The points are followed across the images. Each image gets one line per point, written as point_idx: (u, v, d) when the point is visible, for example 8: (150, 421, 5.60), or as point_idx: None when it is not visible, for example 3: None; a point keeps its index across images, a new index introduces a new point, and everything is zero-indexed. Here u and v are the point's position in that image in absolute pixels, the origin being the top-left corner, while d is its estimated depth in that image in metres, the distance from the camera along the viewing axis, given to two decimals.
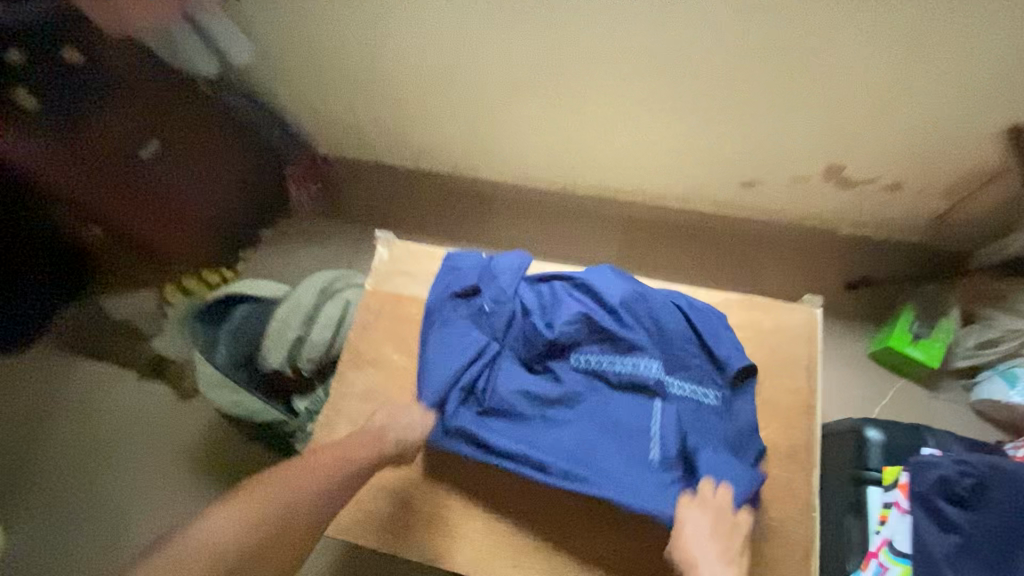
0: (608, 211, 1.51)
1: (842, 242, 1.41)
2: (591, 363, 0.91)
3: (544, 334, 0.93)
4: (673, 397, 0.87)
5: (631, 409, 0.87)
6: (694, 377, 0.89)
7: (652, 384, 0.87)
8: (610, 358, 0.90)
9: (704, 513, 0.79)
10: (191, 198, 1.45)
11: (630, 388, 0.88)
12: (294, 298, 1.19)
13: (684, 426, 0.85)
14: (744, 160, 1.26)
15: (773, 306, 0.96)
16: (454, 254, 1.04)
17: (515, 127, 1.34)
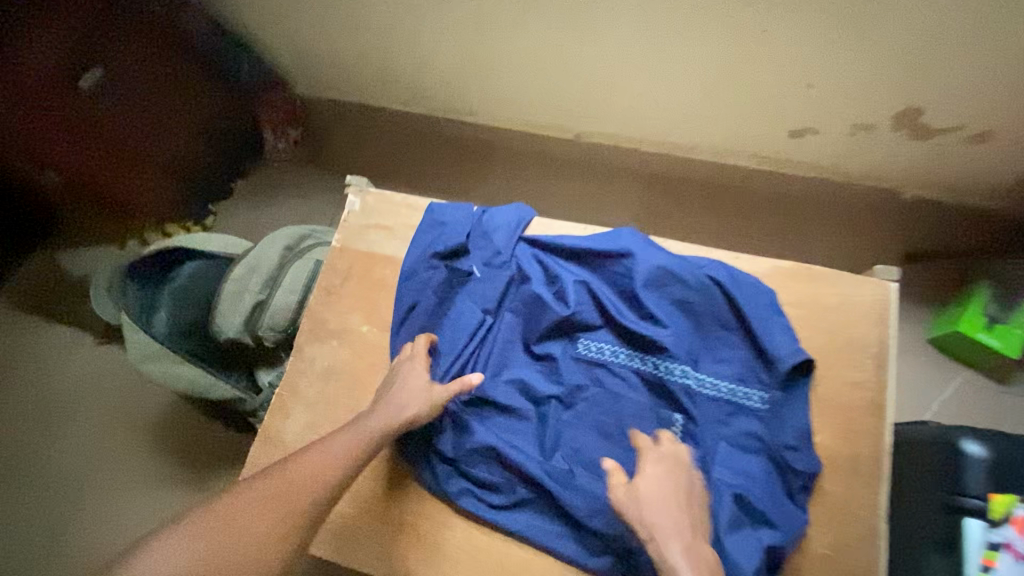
0: (629, 166, 1.30)
1: (905, 207, 1.19)
2: (599, 355, 0.75)
3: (544, 318, 0.76)
4: (698, 400, 0.72)
5: (645, 414, 0.72)
6: (730, 375, 0.72)
7: (675, 384, 0.72)
8: (622, 350, 0.75)
9: (664, 489, 0.62)
10: (151, 141, 1.25)
11: (646, 389, 0.73)
12: (254, 255, 1.01)
13: (713, 438, 0.70)
14: (794, 103, 1.04)
15: (834, 277, 0.77)
16: (436, 204, 0.85)
17: (518, 62, 1.13)
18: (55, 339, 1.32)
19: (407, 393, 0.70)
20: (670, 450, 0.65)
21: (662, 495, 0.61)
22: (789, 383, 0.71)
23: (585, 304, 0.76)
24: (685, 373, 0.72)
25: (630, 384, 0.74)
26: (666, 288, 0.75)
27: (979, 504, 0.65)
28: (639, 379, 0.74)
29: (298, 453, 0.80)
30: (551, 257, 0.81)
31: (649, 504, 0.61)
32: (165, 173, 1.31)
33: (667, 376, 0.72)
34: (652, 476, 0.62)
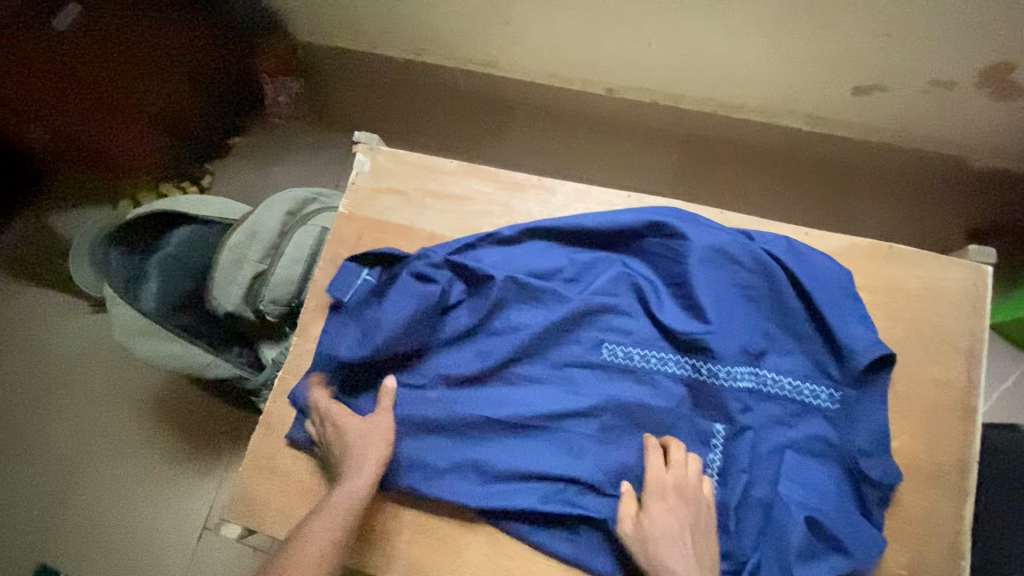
0: (665, 125, 1.17)
1: (973, 176, 1.06)
2: (634, 353, 0.65)
3: (569, 308, 0.66)
4: (755, 403, 0.62)
5: (690, 420, 0.62)
6: (786, 374, 0.62)
7: (728, 388, 0.62)
8: (661, 347, 0.64)
9: (679, 527, 0.57)
10: (140, 89, 1.13)
11: (688, 392, 0.63)
12: (253, 222, 0.91)
13: (772, 447, 0.61)
14: (865, 55, 0.91)
15: (923, 259, 0.66)
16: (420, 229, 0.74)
17: (547, 4, 0.99)
18: (43, 312, 1.23)
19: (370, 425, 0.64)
20: (675, 483, 0.58)
21: (670, 533, 0.56)
22: (863, 380, 0.62)
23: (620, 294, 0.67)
24: (738, 373, 0.62)
25: (670, 387, 0.63)
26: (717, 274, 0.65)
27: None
28: (679, 383, 0.63)
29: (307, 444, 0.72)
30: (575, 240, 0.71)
31: (658, 542, 0.56)
32: (156, 126, 1.18)
33: (717, 377, 0.62)
34: (663, 509, 0.57)
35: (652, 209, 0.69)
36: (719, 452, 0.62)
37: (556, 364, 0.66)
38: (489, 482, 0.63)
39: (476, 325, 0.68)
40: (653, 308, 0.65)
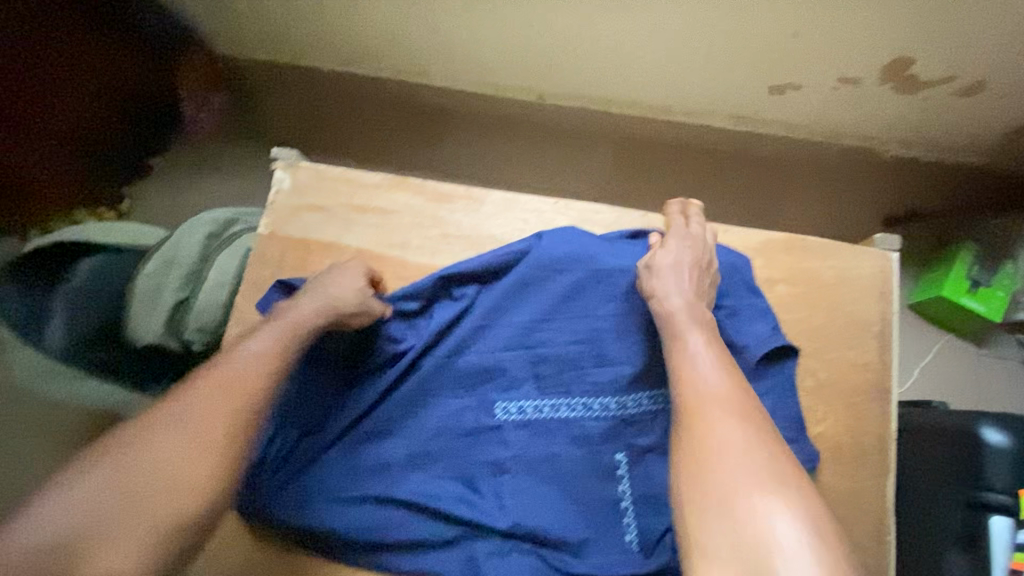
0: (598, 128, 1.19)
1: (884, 165, 1.13)
2: (535, 403, 0.66)
3: (475, 354, 0.67)
4: (654, 427, 0.65)
5: (594, 455, 0.64)
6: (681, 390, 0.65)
7: (633, 415, 0.65)
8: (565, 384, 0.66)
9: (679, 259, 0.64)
10: (51, 113, 1.02)
11: (591, 428, 0.65)
12: (169, 247, 0.86)
13: None
14: (776, 56, 0.94)
15: (837, 248, 0.69)
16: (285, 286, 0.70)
17: (471, 12, 0.99)
18: None
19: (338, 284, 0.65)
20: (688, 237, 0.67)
21: (674, 281, 0.63)
22: (763, 372, 0.64)
23: (523, 335, 0.68)
24: (641, 399, 0.65)
25: (577, 422, 0.65)
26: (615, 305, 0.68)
27: (1006, 500, 0.53)
28: (586, 419, 0.65)
29: None
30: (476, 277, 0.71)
31: (657, 271, 0.64)
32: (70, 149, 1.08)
33: (623, 408, 0.65)
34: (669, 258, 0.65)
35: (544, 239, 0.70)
36: (625, 480, 0.63)
37: (459, 414, 0.66)
38: (406, 530, 0.61)
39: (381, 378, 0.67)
40: (555, 349, 0.67)
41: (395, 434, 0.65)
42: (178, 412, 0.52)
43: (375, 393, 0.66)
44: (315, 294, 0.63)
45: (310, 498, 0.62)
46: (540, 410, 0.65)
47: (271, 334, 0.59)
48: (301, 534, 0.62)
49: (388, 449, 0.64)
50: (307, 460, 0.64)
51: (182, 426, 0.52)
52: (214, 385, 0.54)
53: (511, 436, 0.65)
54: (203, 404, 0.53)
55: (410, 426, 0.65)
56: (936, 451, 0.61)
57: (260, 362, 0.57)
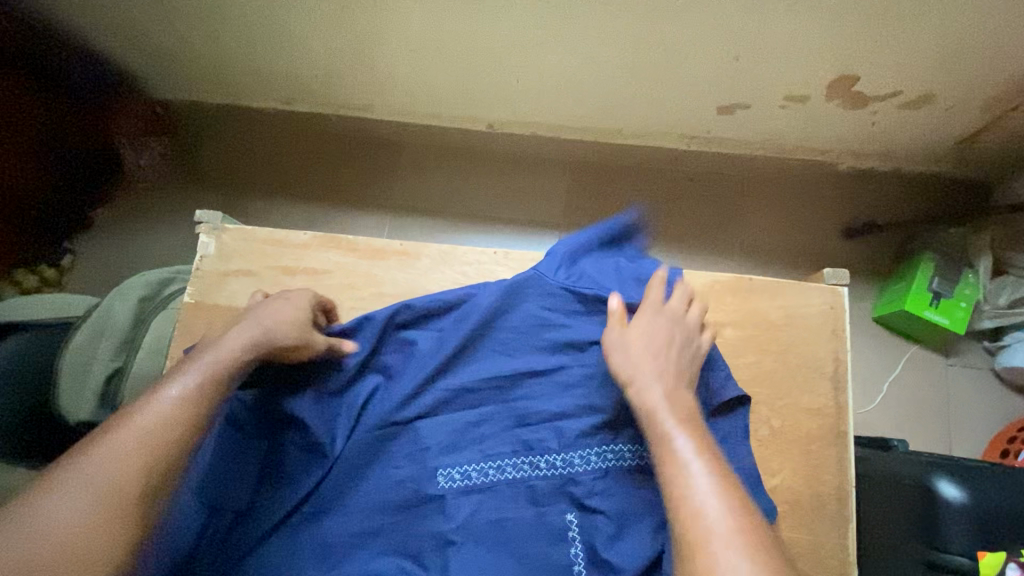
0: (550, 153, 1.16)
1: (840, 177, 1.12)
2: (478, 467, 0.62)
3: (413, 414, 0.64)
4: (607, 488, 0.61)
5: (542, 518, 0.60)
6: (631, 446, 0.62)
7: (580, 474, 0.61)
8: (501, 454, 0.63)
9: (654, 337, 0.57)
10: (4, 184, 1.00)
11: (528, 490, 0.61)
12: (98, 318, 0.81)
13: (644, 503, 0.60)
14: (719, 77, 0.92)
15: (785, 286, 0.67)
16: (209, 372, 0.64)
17: (408, 49, 0.96)
18: None
19: (281, 307, 0.60)
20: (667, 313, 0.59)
21: (644, 353, 0.56)
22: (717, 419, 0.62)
23: (466, 375, 0.66)
24: (588, 454, 0.62)
25: (517, 489, 0.61)
26: (558, 306, 0.68)
27: (965, 563, 0.55)
28: (523, 483, 0.62)
29: None
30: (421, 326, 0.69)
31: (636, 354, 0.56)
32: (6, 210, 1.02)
33: (569, 466, 0.62)
34: (648, 329, 0.58)
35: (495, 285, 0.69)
36: (577, 543, 0.59)
37: (397, 485, 0.61)
38: None
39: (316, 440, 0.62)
40: (520, 331, 0.67)
41: (333, 512, 0.61)
42: (87, 461, 0.44)
43: (305, 464, 0.62)
44: (249, 323, 0.58)
45: None
46: (485, 474, 0.62)
47: (191, 376, 0.51)
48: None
49: (322, 531, 0.60)
50: (239, 550, 0.59)
51: (91, 478, 0.43)
52: (105, 450, 0.45)
53: (454, 503, 0.61)
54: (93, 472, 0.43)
55: (348, 503, 0.61)
56: (895, 506, 0.64)
57: (166, 417, 0.47)
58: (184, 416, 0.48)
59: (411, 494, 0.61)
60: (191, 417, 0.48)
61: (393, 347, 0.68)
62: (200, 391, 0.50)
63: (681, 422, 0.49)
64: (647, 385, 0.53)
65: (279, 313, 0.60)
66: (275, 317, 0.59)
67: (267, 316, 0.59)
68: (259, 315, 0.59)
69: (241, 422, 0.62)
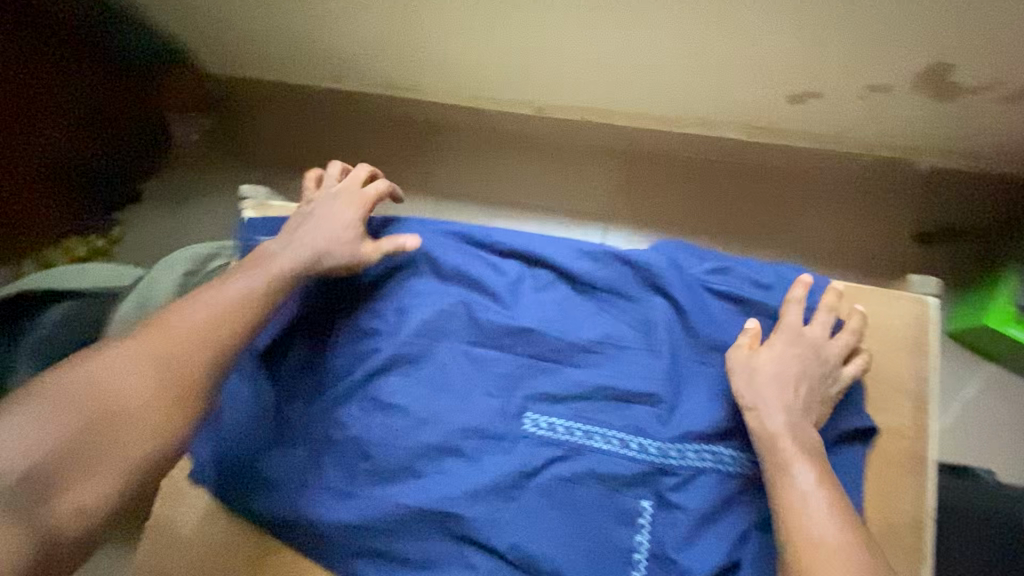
0: (600, 139, 1.10)
1: (917, 176, 1.03)
2: (567, 423, 0.60)
3: (494, 361, 0.63)
4: (691, 485, 0.57)
5: (614, 497, 0.58)
6: (728, 451, 0.58)
7: (674, 465, 0.57)
8: (590, 420, 0.60)
9: (783, 368, 0.56)
10: (63, 157, 1.03)
11: (612, 473, 0.58)
12: (142, 288, 0.81)
13: (732, 516, 0.56)
14: (792, 63, 0.85)
15: (865, 292, 0.63)
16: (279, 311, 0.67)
17: (457, 27, 0.92)
18: None
19: (333, 224, 0.64)
20: (795, 338, 0.57)
21: (776, 378, 0.56)
22: (832, 451, 0.57)
23: (554, 327, 0.63)
24: (687, 450, 0.58)
25: (603, 465, 0.58)
26: (669, 275, 0.63)
27: None
28: (609, 457, 0.58)
29: (198, 551, 0.64)
30: (524, 274, 0.66)
31: (761, 383, 0.56)
32: (61, 182, 1.05)
33: (664, 455, 0.58)
34: (777, 351, 0.57)
35: (605, 249, 0.66)
36: (645, 532, 0.56)
37: (468, 429, 0.61)
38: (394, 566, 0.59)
39: (399, 386, 0.62)
40: (622, 295, 0.64)
41: (398, 449, 0.60)
42: (154, 338, 0.52)
43: (380, 395, 0.62)
44: (294, 247, 0.62)
45: (307, 510, 0.60)
46: (571, 433, 0.60)
47: (248, 279, 0.59)
48: (276, 525, 0.62)
49: (385, 463, 0.60)
50: (307, 471, 0.61)
51: (159, 351, 0.51)
52: (124, 363, 0.50)
53: (526, 449, 0.60)
54: (103, 384, 0.48)
55: (415, 443, 0.60)
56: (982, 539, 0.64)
57: (176, 343, 0.52)
58: (232, 320, 0.56)
59: (481, 433, 0.60)
60: (238, 316, 0.56)
61: (483, 291, 0.66)
62: (250, 298, 0.58)
63: (800, 453, 0.52)
64: (771, 412, 0.54)
65: (331, 232, 0.64)
66: (319, 231, 0.64)
67: (320, 233, 0.64)
68: (311, 228, 0.64)
69: (332, 341, 0.65)
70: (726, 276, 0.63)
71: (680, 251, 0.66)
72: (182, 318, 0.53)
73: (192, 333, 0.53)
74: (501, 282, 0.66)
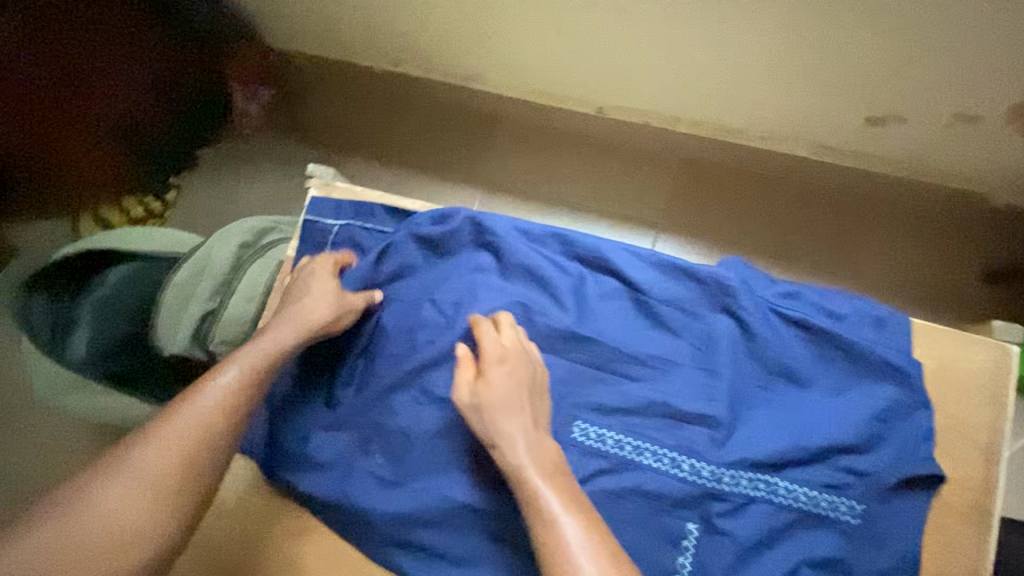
0: (660, 145, 1.08)
1: (990, 214, 0.99)
2: (617, 436, 0.59)
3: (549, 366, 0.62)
4: (741, 512, 0.56)
5: (660, 515, 0.57)
6: (783, 484, 0.56)
7: (726, 491, 0.56)
8: (643, 436, 0.59)
9: (510, 388, 0.56)
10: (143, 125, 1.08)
11: (664, 491, 0.57)
12: (200, 256, 0.82)
13: (780, 549, 0.55)
14: (879, 81, 0.83)
15: (945, 333, 0.60)
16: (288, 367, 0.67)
17: (535, 19, 0.92)
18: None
19: (318, 288, 0.64)
20: (522, 356, 0.58)
21: (503, 402, 0.56)
22: (892, 496, 0.55)
23: (614, 338, 0.62)
24: (739, 476, 0.56)
25: (650, 482, 0.57)
26: (738, 296, 0.61)
27: None
28: (660, 476, 0.57)
29: (239, 521, 0.65)
30: (587, 279, 0.65)
31: (493, 406, 0.56)
32: (136, 146, 1.10)
33: (715, 479, 0.56)
34: (492, 381, 0.57)
35: (674, 262, 0.64)
36: (688, 555, 0.56)
37: None
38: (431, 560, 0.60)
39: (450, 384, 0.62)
40: (687, 311, 0.62)
41: (445, 445, 0.61)
42: (149, 445, 0.53)
43: (428, 390, 0.62)
44: (285, 320, 0.62)
45: (349, 497, 0.61)
46: (621, 447, 0.59)
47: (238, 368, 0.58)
48: (317, 507, 0.63)
49: (423, 461, 0.61)
50: (349, 457, 0.63)
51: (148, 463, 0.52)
52: (118, 478, 0.51)
53: (572, 457, 0.59)
54: (91, 511, 0.49)
55: (460, 442, 0.60)
56: None
57: (165, 453, 0.52)
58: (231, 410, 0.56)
59: None
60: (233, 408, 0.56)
61: (543, 295, 0.65)
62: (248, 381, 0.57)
63: (551, 489, 0.52)
64: (514, 446, 0.54)
65: (318, 299, 0.63)
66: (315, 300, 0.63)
67: (305, 301, 0.63)
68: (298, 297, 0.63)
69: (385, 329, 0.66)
70: (802, 302, 0.61)
71: (754, 272, 0.63)
72: (180, 420, 0.54)
73: (183, 439, 0.53)
74: (564, 286, 0.65)
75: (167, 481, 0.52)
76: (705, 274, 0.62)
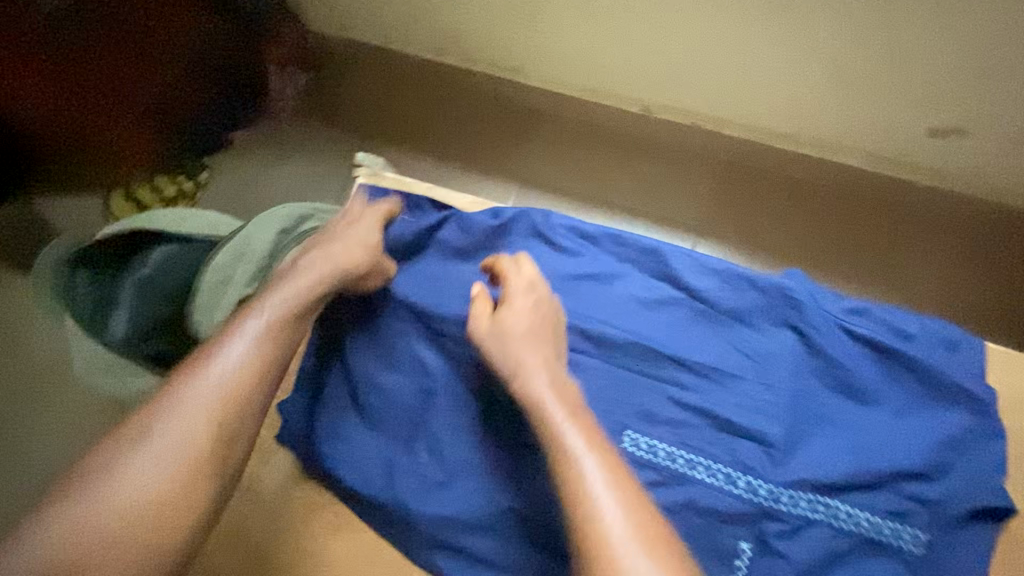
0: (705, 149, 1.03)
1: None
2: (669, 448, 0.57)
3: (601, 373, 0.60)
4: (798, 535, 0.54)
5: (713, 533, 0.55)
6: (844, 509, 0.54)
7: (783, 512, 0.54)
8: (697, 451, 0.57)
9: (527, 319, 0.58)
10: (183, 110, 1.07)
11: (717, 508, 0.55)
12: (239, 241, 0.80)
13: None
14: (950, 90, 0.81)
15: (1008, 359, 0.59)
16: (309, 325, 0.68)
17: (595, 12, 0.90)
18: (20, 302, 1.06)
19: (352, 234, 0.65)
20: (540, 293, 0.60)
21: (521, 333, 0.58)
22: (959, 527, 0.53)
23: (670, 347, 0.60)
24: (797, 497, 0.54)
25: (703, 498, 0.55)
26: (801, 311, 0.59)
27: None
28: (714, 492, 0.55)
29: (276, 512, 0.65)
30: (642, 284, 0.64)
31: (513, 333, 0.58)
32: (173, 132, 1.09)
33: (772, 499, 0.54)
34: (518, 311, 0.59)
35: (736, 272, 0.62)
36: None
37: None
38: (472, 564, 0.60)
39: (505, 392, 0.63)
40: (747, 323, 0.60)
41: (496, 454, 0.62)
42: (176, 410, 0.54)
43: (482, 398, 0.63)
44: (313, 258, 0.63)
45: (394, 497, 0.62)
46: (674, 461, 0.57)
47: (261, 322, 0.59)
48: (359, 503, 0.63)
49: (471, 465, 0.62)
50: (396, 456, 0.63)
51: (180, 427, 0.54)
52: (148, 446, 0.53)
53: None
54: (127, 482, 0.51)
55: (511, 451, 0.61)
56: None
57: (195, 419, 0.54)
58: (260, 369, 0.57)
59: None
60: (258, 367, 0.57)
61: (597, 300, 0.63)
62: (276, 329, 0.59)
63: (570, 419, 0.52)
64: (533, 375, 0.55)
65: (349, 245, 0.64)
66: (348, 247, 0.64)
67: (338, 244, 0.64)
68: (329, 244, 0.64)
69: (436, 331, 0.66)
70: (868, 320, 0.59)
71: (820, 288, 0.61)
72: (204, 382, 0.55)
73: (211, 404, 0.55)
74: (619, 292, 0.63)
75: (192, 449, 0.53)
76: (768, 286, 0.61)
